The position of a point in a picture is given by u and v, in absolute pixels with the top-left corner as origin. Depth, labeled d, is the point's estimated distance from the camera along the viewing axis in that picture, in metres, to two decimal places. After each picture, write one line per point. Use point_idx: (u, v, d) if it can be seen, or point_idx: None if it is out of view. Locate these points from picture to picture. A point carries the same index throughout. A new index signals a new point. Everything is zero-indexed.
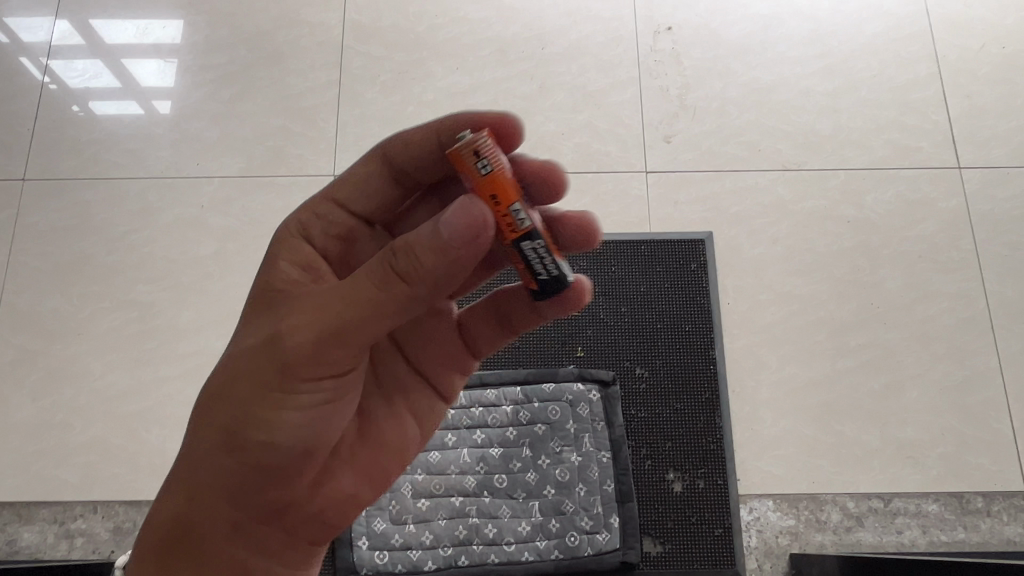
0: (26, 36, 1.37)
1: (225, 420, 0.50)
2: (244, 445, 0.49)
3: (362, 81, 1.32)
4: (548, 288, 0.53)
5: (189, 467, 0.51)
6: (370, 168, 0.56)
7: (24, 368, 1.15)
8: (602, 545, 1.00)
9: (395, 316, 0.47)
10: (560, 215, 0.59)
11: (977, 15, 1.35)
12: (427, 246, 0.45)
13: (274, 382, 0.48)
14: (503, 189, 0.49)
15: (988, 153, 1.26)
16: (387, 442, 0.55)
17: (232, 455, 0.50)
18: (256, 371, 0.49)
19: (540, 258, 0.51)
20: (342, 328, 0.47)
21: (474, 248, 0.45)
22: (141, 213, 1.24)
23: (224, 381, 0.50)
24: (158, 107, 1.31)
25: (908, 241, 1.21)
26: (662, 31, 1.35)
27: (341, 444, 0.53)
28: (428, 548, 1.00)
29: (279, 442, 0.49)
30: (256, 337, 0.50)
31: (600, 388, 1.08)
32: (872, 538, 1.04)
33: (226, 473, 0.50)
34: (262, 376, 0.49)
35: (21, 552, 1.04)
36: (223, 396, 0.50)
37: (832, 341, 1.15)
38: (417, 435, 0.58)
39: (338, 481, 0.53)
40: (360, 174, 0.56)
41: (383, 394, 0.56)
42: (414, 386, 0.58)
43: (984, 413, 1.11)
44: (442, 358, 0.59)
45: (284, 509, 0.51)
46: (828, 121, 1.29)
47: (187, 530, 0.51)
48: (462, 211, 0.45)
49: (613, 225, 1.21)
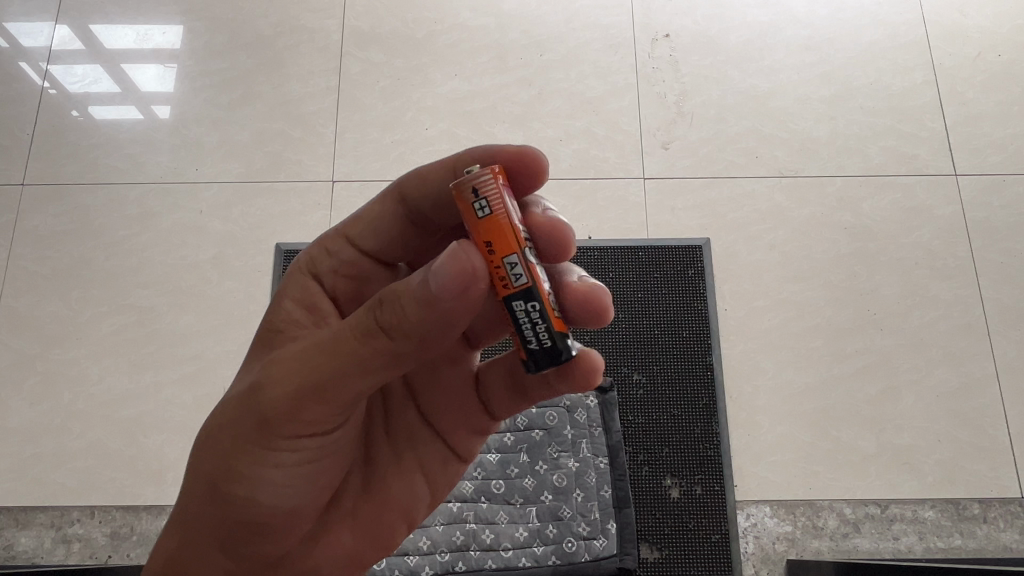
0: (27, 42, 1.37)
1: (206, 473, 0.48)
2: (227, 500, 0.48)
3: (361, 87, 1.33)
4: (539, 358, 0.46)
5: (177, 517, 0.50)
6: (385, 205, 0.55)
7: (22, 372, 1.15)
8: (599, 551, 0.99)
9: (382, 371, 0.44)
10: (565, 284, 0.51)
11: (974, 24, 1.36)
12: (413, 297, 0.41)
13: (253, 436, 0.46)
14: (499, 236, 0.46)
15: (984, 160, 1.27)
16: (387, 496, 0.53)
17: (216, 509, 0.48)
18: (237, 423, 0.47)
19: (530, 322, 0.46)
20: (322, 382, 0.44)
21: (465, 297, 0.42)
22: (141, 218, 1.25)
23: (207, 431, 0.49)
24: (157, 112, 1.32)
25: (904, 248, 1.22)
26: (660, 38, 1.36)
27: (339, 497, 0.52)
28: (425, 553, 0.98)
29: (263, 496, 0.47)
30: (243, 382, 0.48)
31: (597, 393, 1.09)
32: (868, 545, 1.04)
33: (212, 526, 0.49)
34: (240, 430, 0.46)
35: (18, 556, 1.03)
36: (205, 446, 0.48)
37: (829, 348, 1.15)
38: (425, 492, 0.54)
39: (335, 536, 0.51)
40: (374, 212, 0.55)
41: (391, 443, 0.54)
42: (419, 437, 0.55)
43: (980, 420, 1.11)
44: (457, 411, 0.55)
45: (277, 561, 0.50)
46: (825, 128, 1.30)
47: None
48: (452, 258, 0.41)
49: (611, 231, 1.22)
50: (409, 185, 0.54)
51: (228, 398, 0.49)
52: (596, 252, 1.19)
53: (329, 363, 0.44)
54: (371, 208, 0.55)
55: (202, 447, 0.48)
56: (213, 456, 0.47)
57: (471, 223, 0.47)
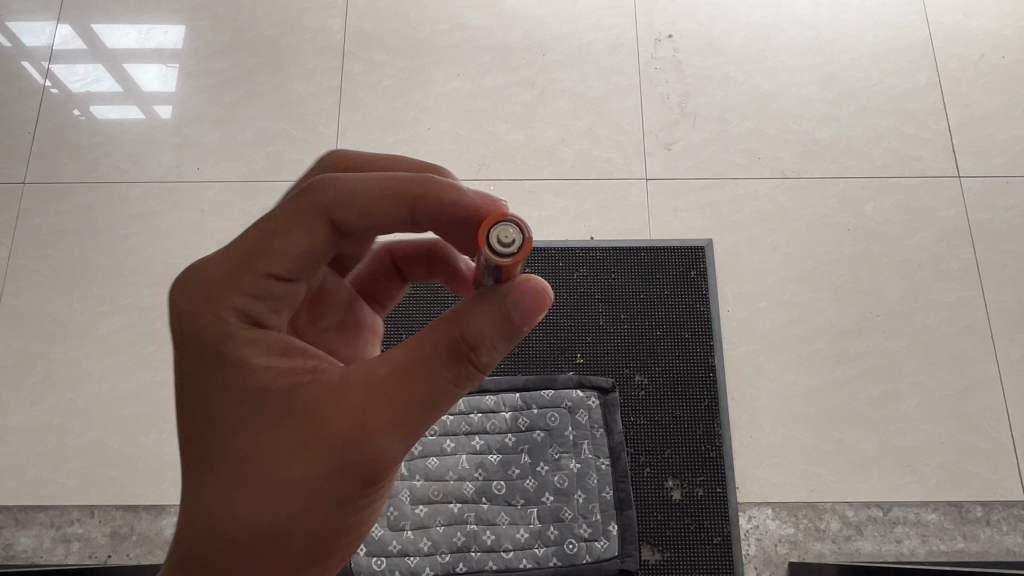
0: (28, 40, 1.37)
1: (254, 544, 0.47)
2: (328, 548, 0.49)
3: (363, 86, 1.33)
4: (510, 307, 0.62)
5: None
6: (316, 236, 0.48)
7: (23, 371, 1.15)
8: (601, 553, 0.99)
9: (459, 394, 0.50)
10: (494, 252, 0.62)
11: (977, 25, 1.36)
12: (509, 336, 0.47)
13: (355, 488, 0.48)
14: None
15: (988, 161, 1.26)
16: None
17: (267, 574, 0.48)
18: (287, 486, 0.47)
19: None
20: (384, 429, 0.46)
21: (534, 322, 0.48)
22: (142, 217, 1.24)
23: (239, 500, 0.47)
24: (159, 112, 1.32)
25: (908, 249, 1.21)
26: (662, 38, 1.36)
27: None
28: (425, 554, 0.98)
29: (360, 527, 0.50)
30: (308, 450, 0.47)
31: (598, 394, 1.09)
32: (871, 548, 1.04)
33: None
34: (341, 486, 0.47)
35: (17, 556, 1.03)
36: (240, 515, 0.47)
37: (832, 349, 1.15)
38: None
39: None
40: (303, 245, 0.48)
41: None
42: None
43: (982, 423, 1.11)
44: None
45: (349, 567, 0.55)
46: (828, 129, 1.29)
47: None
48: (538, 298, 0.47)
49: (612, 231, 1.22)
50: (346, 215, 0.48)
51: (260, 464, 0.47)
52: (596, 252, 1.19)
53: (395, 409, 0.46)
54: (300, 237, 0.47)
55: (237, 517, 0.47)
56: (267, 525, 0.47)
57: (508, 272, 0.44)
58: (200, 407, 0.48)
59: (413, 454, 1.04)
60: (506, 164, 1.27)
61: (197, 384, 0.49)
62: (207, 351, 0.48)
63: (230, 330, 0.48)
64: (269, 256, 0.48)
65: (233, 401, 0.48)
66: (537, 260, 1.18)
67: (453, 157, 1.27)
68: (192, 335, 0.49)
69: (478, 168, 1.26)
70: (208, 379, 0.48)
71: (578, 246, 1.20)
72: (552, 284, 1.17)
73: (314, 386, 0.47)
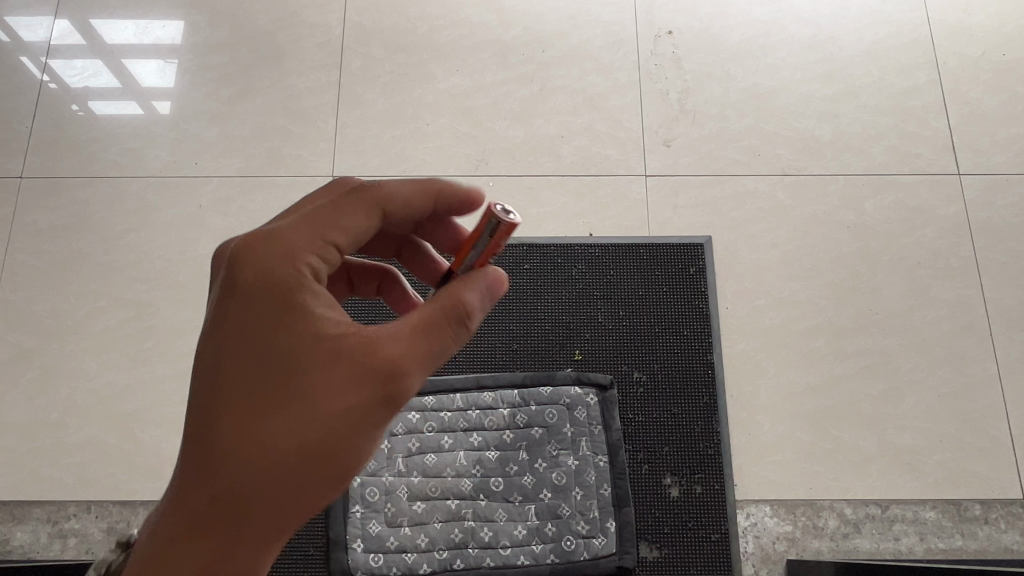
0: (26, 34, 1.36)
1: (268, 484, 0.50)
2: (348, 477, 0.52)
3: (362, 82, 1.32)
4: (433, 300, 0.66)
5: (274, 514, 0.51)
6: (371, 221, 0.57)
7: (20, 365, 1.15)
8: (598, 550, 1.00)
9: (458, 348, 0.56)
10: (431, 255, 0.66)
11: (978, 23, 1.35)
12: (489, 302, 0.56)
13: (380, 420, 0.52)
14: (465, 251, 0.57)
15: (987, 159, 1.26)
16: None
17: (275, 513, 0.51)
18: (309, 429, 0.50)
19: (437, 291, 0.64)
20: (406, 379, 0.52)
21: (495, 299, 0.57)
22: (140, 212, 1.24)
23: (263, 439, 0.50)
24: (156, 107, 1.31)
25: (907, 247, 1.21)
26: (662, 35, 1.35)
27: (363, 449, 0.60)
28: (422, 551, 0.99)
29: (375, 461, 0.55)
30: (345, 383, 0.51)
31: (597, 391, 1.09)
32: (869, 545, 1.04)
33: (258, 534, 0.51)
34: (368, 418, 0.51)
35: (14, 551, 1.03)
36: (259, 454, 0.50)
37: (831, 347, 1.15)
38: None
39: None
40: (362, 225, 0.56)
41: None
42: None
43: (981, 421, 1.10)
44: None
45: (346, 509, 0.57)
46: (828, 127, 1.29)
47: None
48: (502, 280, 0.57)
49: (611, 228, 1.22)
50: (396, 209, 0.57)
51: (301, 394, 0.51)
52: (595, 249, 1.19)
53: (413, 357, 0.52)
54: (356, 219, 0.56)
55: (273, 445, 0.50)
56: (302, 451, 0.50)
57: (490, 249, 0.56)
58: (240, 346, 0.53)
59: (411, 450, 1.04)
60: (505, 161, 1.26)
61: (240, 325, 0.53)
62: (258, 299, 0.53)
63: (283, 283, 0.53)
64: (337, 226, 0.55)
65: (282, 340, 0.52)
66: (535, 257, 1.18)
67: (452, 153, 1.27)
68: (250, 285, 0.53)
69: (477, 164, 1.26)
70: (259, 321, 0.52)
71: (577, 242, 1.19)
72: (551, 281, 1.17)
73: (352, 331, 0.52)
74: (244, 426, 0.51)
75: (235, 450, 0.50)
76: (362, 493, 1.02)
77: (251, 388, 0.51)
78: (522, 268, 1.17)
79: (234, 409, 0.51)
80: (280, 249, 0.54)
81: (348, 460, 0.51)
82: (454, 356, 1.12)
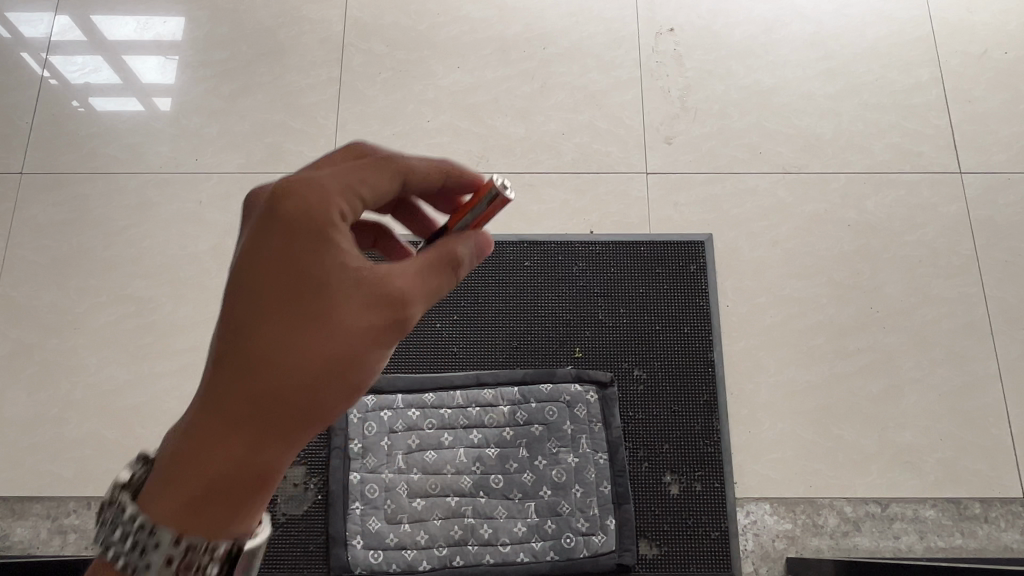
0: (26, 30, 1.36)
1: (281, 393, 0.45)
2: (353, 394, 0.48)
3: (363, 78, 1.32)
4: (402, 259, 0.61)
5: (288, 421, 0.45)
6: (391, 179, 0.52)
7: (20, 362, 1.15)
8: (598, 547, 1.00)
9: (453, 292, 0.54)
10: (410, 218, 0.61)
11: (981, 21, 1.35)
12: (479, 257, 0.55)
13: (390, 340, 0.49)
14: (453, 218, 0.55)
15: (989, 158, 1.26)
16: None
17: (282, 429, 0.45)
18: (321, 346, 0.46)
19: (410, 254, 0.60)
20: (413, 312, 0.49)
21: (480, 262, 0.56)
22: (140, 208, 1.24)
23: (269, 355, 0.45)
24: (157, 103, 1.31)
25: (909, 245, 1.21)
26: (664, 31, 1.35)
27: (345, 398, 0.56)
28: (422, 548, 1.00)
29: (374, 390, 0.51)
30: (367, 301, 0.48)
31: (597, 389, 1.09)
32: (869, 543, 1.04)
33: (266, 446, 0.44)
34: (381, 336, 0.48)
35: (15, 546, 1.03)
36: (266, 366, 0.45)
37: (831, 345, 1.15)
38: None
39: None
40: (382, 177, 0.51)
41: None
42: None
43: (982, 420, 1.10)
44: None
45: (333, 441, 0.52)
46: (829, 124, 1.29)
47: (213, 510, 0.42)
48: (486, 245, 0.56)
49: (612, 226, 1.21)
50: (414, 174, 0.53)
51: (322, 307, 0.47)
52: (596, 246, 1.19)
53: (420, 287, 0.50)
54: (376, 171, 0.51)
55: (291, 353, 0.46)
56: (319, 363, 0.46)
57: (481, 221, 0.54)
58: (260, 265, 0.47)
59: (411, 447, 1.05)
60: (506, 158, 1.26)
61: (261, 247, 0.48)
62: (280, 225, 0.48)
63: (306, 211, 0.48)
64: (367, 174, 0.50)
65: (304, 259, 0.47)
66: (536, 255, 1.18)
67: (453, 150, 1.27)
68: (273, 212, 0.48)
69: (478, 161, 1.26)
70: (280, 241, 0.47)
71: (578, 240, 1.19)
72: (552, 278, 1.17)
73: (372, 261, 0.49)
74: (262, 336, 0.46)
75: (248, 361, 0.45)
76: (362, 489, 1.03)
77: (265, 304, 0.47)
78: (523, 266, 1.17)
79: (247, 328, 0.46)
80: (307, 186, 0.48)
81: (354, 384, 0.48)
82: (453, 354, 1.12)
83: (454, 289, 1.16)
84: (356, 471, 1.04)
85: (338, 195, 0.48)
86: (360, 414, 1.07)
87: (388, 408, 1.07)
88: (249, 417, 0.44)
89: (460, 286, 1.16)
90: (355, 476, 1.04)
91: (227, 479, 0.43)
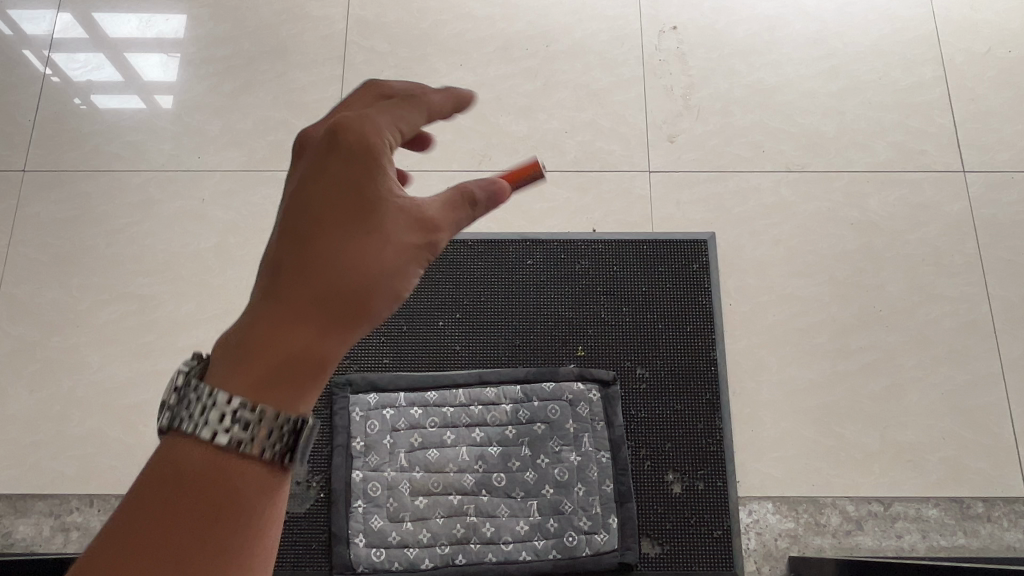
0: (28, 27, 1.36)
1: (341, 291, 0.46)
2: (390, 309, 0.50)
3: (365, 76, 1.32)
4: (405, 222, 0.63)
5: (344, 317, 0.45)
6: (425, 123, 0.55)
7: (22, 359, 1.15)
8: (600, 546, 1.00)
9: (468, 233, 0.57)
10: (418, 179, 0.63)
11: (984, 19, 1.34)
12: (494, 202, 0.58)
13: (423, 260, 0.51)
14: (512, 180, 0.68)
15: (992, 156, 1.25)
16: None
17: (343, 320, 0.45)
18: (372, 247, 0.48)
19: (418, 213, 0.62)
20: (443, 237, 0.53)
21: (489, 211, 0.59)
22: (142, 205, 1.24)
23: (328, 248, 0.47)
24: (159, 101, 1.31)
25: (912, 244, 1.21)
26: (667, 30, 1.35)
27: None
28: (425, 546, 1.00)
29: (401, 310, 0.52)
30: (406, 226, 0.51)
31: (600, 387, 1.09)
32: (871, 542, 1.04)
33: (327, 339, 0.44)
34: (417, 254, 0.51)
35: (17, 544, 1.04)
36: (328, 261, 0.46)
37: (834, 344, 1.15)
38: None
39: None
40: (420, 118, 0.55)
41: None
42: None
43: (984, 419, 1.10)
44: None
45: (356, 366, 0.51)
46: (832, 123, 1.29)
47: (283, 383, 0.41)
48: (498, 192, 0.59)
49: (614, 224, 1.21)
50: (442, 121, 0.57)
51: (374, 224, 0.49)
52: (599, 245, 1.19)
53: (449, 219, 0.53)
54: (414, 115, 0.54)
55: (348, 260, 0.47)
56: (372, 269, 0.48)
57: (514, 191, 0.67)
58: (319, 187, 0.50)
59: (413, 445, 1.05)
60: (509, 156, 1.26)
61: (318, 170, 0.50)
62: (339, 150, 0.51)
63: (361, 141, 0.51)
64: (408, 115, 0.54)
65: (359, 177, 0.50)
66: (538, 253, 1.18)
67: (455, 148, 1.26)
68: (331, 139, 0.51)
69: (480, 159, 1.26)
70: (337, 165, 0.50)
71: (580, 238, 1.19)
72: (554, 276, 1.16)
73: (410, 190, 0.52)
74: (322, 243, 0.47)
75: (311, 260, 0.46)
76: (365, 487, 1.03)
77: (326, 213, 0.48)
78: (525, 264, 1.17)
79: (307, 232, 0.47)
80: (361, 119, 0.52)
81: (398, 288, 0.49)
82: (456, 351, 1.12)
83: (456, 287, 1.16)
84: (358, 469, 1.04)
85: (386, 123, 0.53)
86: (362, 412, 1.07)
87: (390, 406, 1.07)
88: (316, 301, 0.45)
89: (462, 284, 1.16)
90: (357, 474, 1.04)
91: (298, 354, 0.42)
